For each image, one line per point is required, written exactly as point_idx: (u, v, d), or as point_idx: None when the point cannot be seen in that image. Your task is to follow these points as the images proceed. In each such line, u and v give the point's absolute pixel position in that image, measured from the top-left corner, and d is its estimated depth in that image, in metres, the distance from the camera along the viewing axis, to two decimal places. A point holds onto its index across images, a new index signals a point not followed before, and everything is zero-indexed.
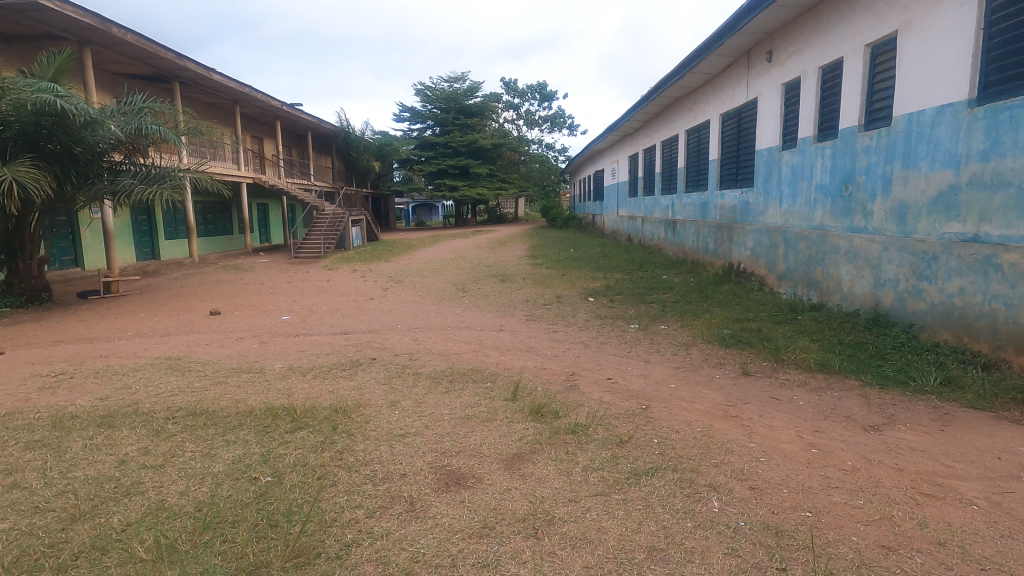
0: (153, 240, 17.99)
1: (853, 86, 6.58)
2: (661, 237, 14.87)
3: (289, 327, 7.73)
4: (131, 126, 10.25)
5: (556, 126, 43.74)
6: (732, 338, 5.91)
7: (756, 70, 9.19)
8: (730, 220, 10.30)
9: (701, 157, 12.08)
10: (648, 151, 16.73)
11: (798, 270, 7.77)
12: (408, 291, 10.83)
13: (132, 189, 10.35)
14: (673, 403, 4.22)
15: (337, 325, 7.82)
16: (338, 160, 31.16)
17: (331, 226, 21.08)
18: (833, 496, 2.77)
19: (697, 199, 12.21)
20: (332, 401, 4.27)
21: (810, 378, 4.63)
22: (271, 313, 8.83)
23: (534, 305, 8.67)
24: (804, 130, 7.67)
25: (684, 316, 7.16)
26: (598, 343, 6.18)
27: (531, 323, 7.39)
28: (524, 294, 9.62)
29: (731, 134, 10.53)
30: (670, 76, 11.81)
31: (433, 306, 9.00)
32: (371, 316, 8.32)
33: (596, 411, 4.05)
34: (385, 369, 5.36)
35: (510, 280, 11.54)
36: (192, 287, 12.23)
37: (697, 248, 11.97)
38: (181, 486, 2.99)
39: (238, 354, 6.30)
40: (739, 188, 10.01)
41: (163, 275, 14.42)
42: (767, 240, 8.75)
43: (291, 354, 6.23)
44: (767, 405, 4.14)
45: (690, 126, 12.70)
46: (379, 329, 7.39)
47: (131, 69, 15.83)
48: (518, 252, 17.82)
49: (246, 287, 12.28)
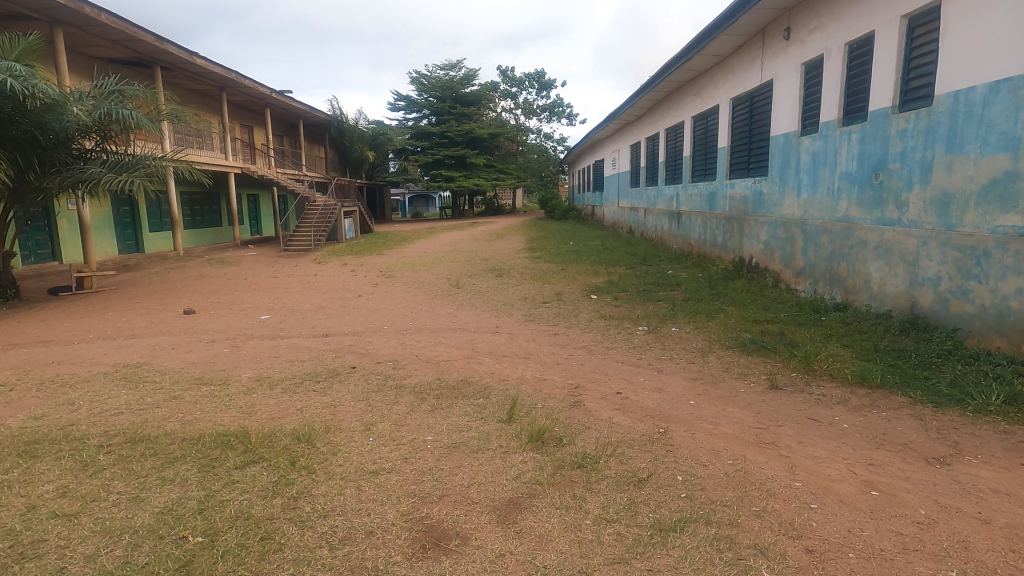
0: (136, 233, 17.33)
1: (886, 63, 5.94)
2: (664, 230, 14.30)
3: (268, 329, 7.10)
4: (99, 110, 9.56)
5: (554, 115, 42.93)
6: (754, 343, 5.32)
7: (771, 49, 8.53)
8: (741, 211, 9.69)
9: (709, 144, 11.44)
10: (650, 139, 16.07)
11: (818, 266, 7.17)
12: (399, 287, 10.17)
13: (101, 177, 9.61)
14: (695, 426, 3.63)
15: (319, 326, 7.21)
16: (332, 151, 30.40)
17: (323, 217, 20.41)
18: (915, 565, 2.18)
19: (704, 189, 11.57)
20: (297, 424, 3.65)
21: (848, 394, 4.04)
22: (249, 312, 8.19)
23: (534, 303, 8.05)
24: (827, 114, 7.04)
25: (696, 317, 6.59)
26: (604, 350, 5.57)
27: (529, 324, 6.78)
28: (522, 291, 9.00)
29: (742, 119, 9.88)
30: (676, 59, 11.15)
31: (424, 304, 8.36)
32: (357, 316, 7.67)
33: (607, 437, 3.44)
34: (365, 380, 4.73)
35: (507, 275, 10.91)
36: (171, 283, 11.56)
37: (704, 241, 11.37)
38: (92, 547, 2.38)
39: (205, 361, 5.67)
40: (751, 177, 9.39)
41: (143, 269, 13.75)
42: (782, 233, 8.15)
43: (264, 361, 5.59)
44: (805, 428, 3.54)
45: (697, 113, 12.03)
46: (365, 332, 6.77)
47: (110, 53, 15.08)
48: (516, 245, 17.14)
49: (228, 282, 11.62)
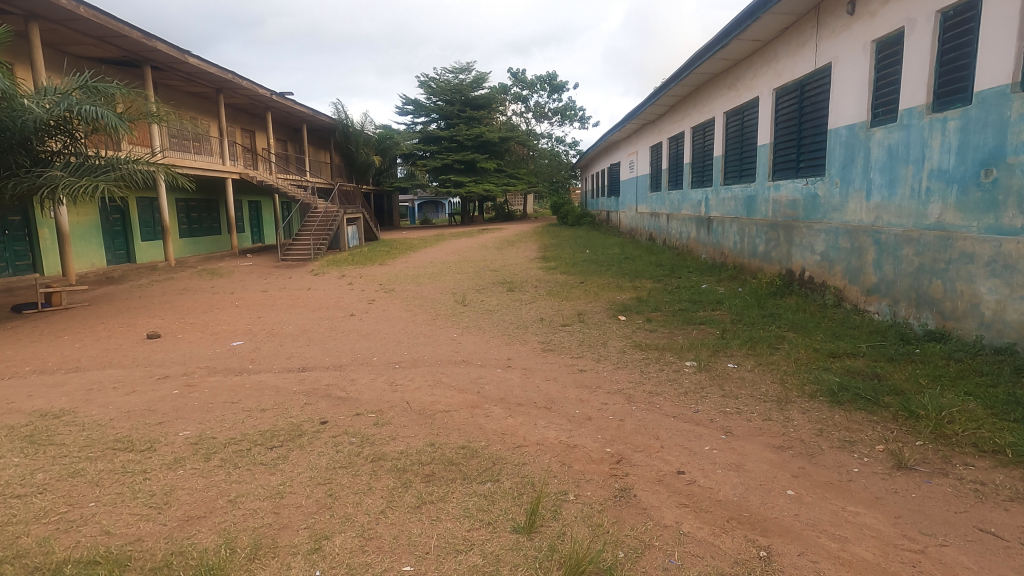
0: (127, 243, 16.40)
1: (1002, 30, 4.68)
2: (690, 238, 13.06)
3: (236, 360, 5.95)
4: (60, 106, 8.70)
5: (567, 118, 41.83)
6: (843, 389, 4.08)
7: (829, 27, 7.30)
8: (789, 217, 8.43)
9: (747, 141, 10.20)
10: (674, 140, 14.85)
11: (898, 283, 5.91)
12: (399, 305, 9.01)
13: (60, 182, 8.77)
14: (813, 545, 2.39)
15: (297, 356, 6.06)
16: (338, 156, 29.49)
17: (324, 225, 19.37)
18: None
19: (740, 192, 10.32)
20: (213, 540, 2.49)
21: (1022, 484, 2.79)
22: (221, 337, 7.06)
23: (552, 327, 6.82)
24: (910, 99, 5.77)
25: (753, 346, 5.35)
26: (647, 397, 4.33)
27: (548, 356, 5.55)
28: (537, 311, 7.79)
29: (789, 110, 8.63)
30: (709, 46, 9.95)
31: (424, 327, 7.16)
32: (343, 343, 6.50)
33: (679, 571, 2.25)
34: (334, 446, 3.53)
35: (519, 289, 9.74)
36: (150, 299, 10.50)
37: (742, 251, 10.10)
38: None
39: (145, 408, 4.53)
40: (802, 177, 8.13)
41: (125, 283, 12.74)
42: (846, 243, 6.89)
43: (215, 410, 4.41)
44: (987, 554, 2.30)
45: (732, 108, 10.80)
46: (349, 366, 5.59)
47: (96, 50, 14.18)
48: (528, 254, 15.91)
49: (212, 298, 10.54)
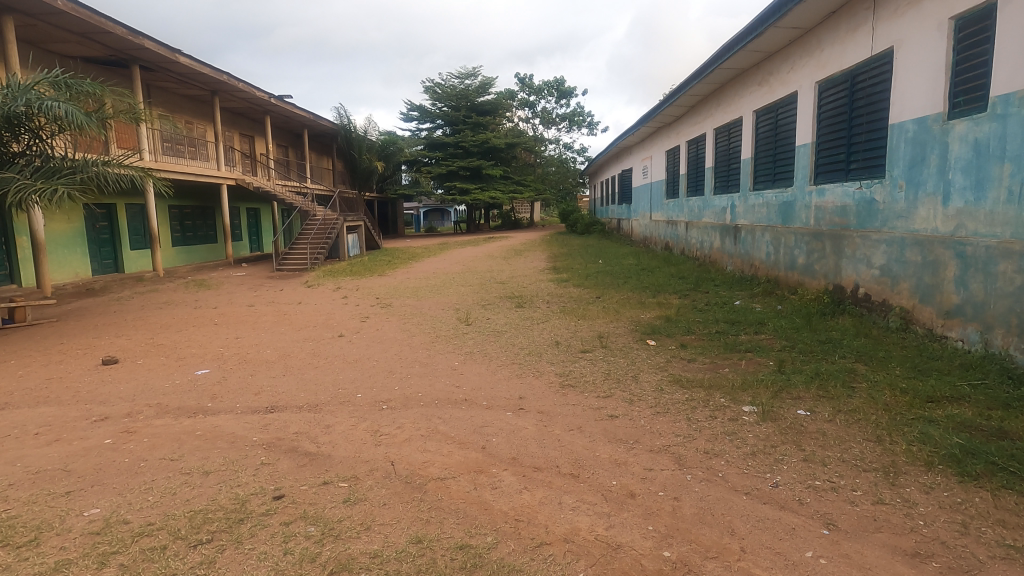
0: (115, 251, 15.59)
1: None
2: (714, 248, 12.05)
3: (194, 396, 4.97)
4: (17, 101, 7.84)
5: (574, 125, 41.02)
6: (974, 456, 3.04)
7: (891, 7, 6.31)
8: (838, 226, 7.41)
9: (782, 142, 9.22)
10: (694, 143, 13.87)
11: (991, 305, 4.90)
12: (395, 323, 8.01)
13: (14, 185, 7.90)
14: None
15: (268, 390, 5.08)
16: (340, 162, 28.70)
17: (321, 232, 18.42)
18: None
19: (774, 197, 9.32)
20: None
21: None
22: (186, 364, 6.09)
23: (569, 354, 5.81)
24: (1007, 84, 4.78)
25: (822, 385, 4.33)
26: (704, 460, 3.33)
27: (569, 396, 4.54)
28: (551, 333, 6.77)
29: (835, 105, 7.65)
30: (740, 37, 9.01)
31: (421, 354, 6.15)
32: (324, 374, 5.51)
33: None
34: (284, 544, 2.56)
35: (529, 306, 8.75)
36: (124, 315, 9.59)
37: (777, 262, 9.08)
38: None
39: (59, 468, 3.56)
40: (854, 181, 7.12)
41: (105, 295, 11.86)
42: (915, 255, 5.88)
43: (146, 472, 3.44)
44: None
45: (763, 105, 9.82)
46: (326, 406, 4.60)
47: (81, 48, 13.45)
48: (537, 265, 14.93)
49: (192, 313, 9.61)
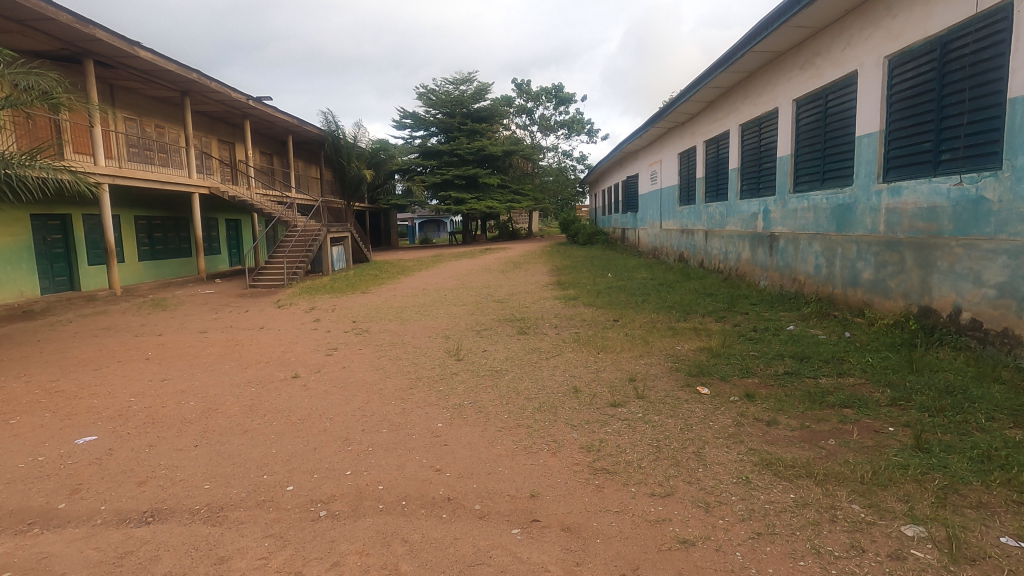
0: (70, 267, 13.99)
1: None
2: (743, 260, 10.49)
3: (49, 489, 3.35)
4: None
5: (573, 132, 39.68)
6: None
7: None
8: (924, 233, 5.86)
9: (834, 133, 7.73)
10: (714, 143, 12.41)
11: None
12: (368, 358, 6.39)
13: None
14: None
15: (160, 476, 3.46)
16: (328, 171, 27.20)
17: (301, 244, 16.83)
18: None
19: (825, 199, 7.80)
20: None
21: None
22: (72, 425, 4.46)
23: (595, 410, 4.22)
24: None
25: (1012, 480, 2.74)
26: None
27: (608, 494, 2.95)
28: (567, 375, 5.18)
29: (912, 84, 6.16)
30: (783, 8, 7.56)
31: (393, 408, 4.55)
32: (253, 447, 3.89)
33: None
34: None
35: (534, 333, 7.16)
36: (46, 345, 7.96)
37: (833, 278, 7.52)
38: None
39: None
40: (947, 176, 5.59)
41: (39, 319, 10.22)
42: None
43: None
44: None
45: (807, 93, 8.36)
46: (235, 512, 2.99)
47: (26, 39, 11.95)
48: (540, 280, 13.35)
49: (127, 342, 7.99)
